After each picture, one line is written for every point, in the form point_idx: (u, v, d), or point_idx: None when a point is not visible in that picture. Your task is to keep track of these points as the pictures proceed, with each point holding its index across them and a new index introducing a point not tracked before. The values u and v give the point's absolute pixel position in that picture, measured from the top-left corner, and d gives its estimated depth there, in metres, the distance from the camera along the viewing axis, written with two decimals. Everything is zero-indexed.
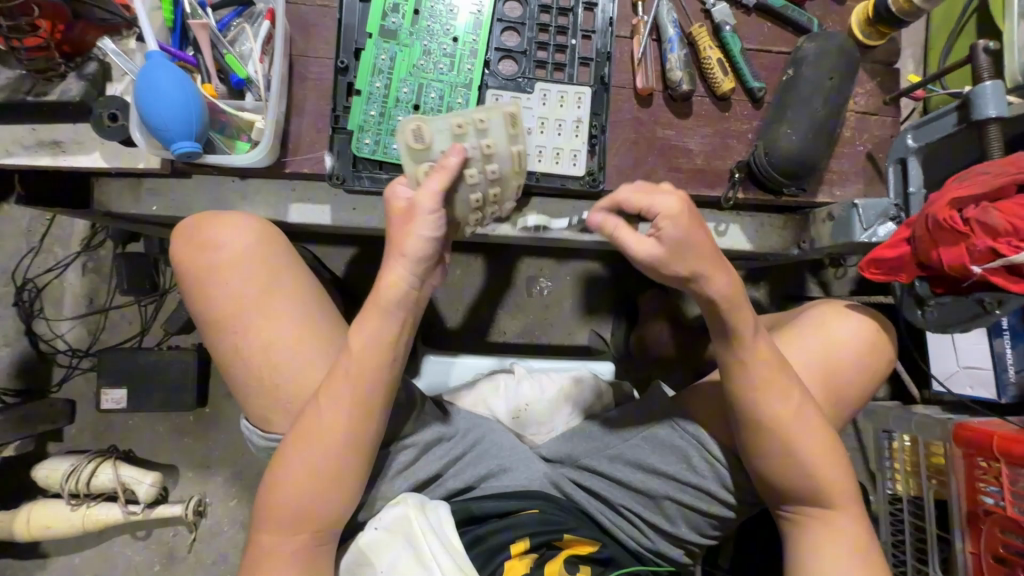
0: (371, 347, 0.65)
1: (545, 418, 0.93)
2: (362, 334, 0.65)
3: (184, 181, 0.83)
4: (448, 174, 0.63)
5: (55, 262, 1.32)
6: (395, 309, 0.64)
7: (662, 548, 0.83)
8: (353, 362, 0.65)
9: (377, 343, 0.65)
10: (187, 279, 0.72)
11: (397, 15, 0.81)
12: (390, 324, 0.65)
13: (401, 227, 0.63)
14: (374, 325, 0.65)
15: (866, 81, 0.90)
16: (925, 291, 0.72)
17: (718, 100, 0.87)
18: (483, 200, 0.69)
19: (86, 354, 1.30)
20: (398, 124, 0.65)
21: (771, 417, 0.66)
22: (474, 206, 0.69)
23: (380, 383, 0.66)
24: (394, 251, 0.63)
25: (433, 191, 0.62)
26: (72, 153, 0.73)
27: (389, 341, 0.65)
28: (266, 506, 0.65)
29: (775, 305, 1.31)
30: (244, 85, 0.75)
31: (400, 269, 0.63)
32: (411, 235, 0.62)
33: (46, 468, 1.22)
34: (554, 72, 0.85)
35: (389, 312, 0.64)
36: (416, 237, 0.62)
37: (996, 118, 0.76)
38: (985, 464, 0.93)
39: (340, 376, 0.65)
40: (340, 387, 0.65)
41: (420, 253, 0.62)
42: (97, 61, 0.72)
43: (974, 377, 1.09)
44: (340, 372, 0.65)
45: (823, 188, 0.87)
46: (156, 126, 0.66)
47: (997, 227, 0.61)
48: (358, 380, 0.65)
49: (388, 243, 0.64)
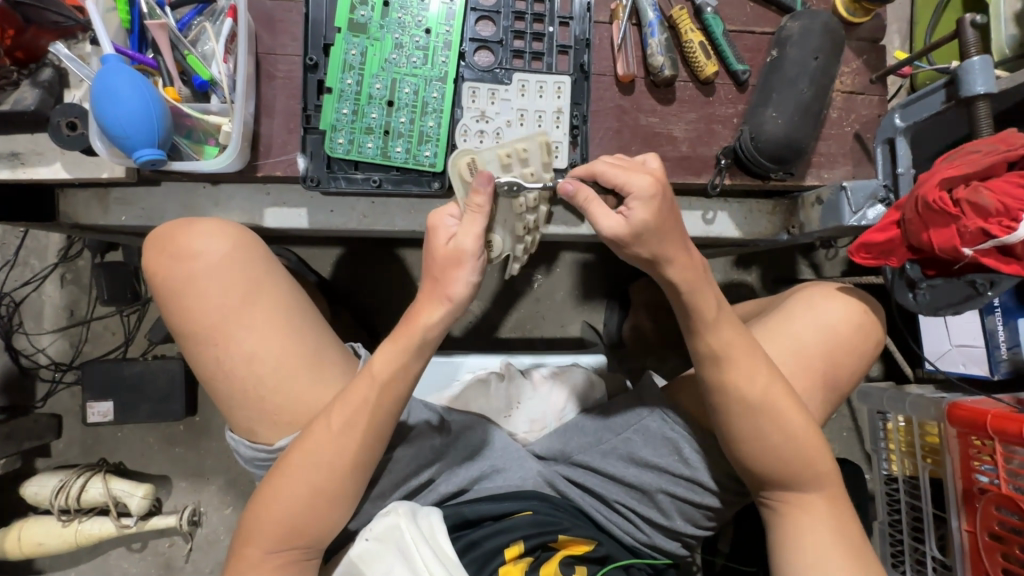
0: (394, 380, 0.63)
1: (537, 415, 0.92)
2: (385, 369, 0.63)
3: (155, 188, 0.80)
4: (483, 215, 0.61)
5: (32, 275, 1.28)
6: (422, 343, 0.63)
7: (658, 541, 0.82)
8: (372, 392, 0.63)
9: (399, 377, 0.63)
10: (161, 290, 0.69)
11: (367, 8, 0.78)
12: (416, 360, 0.64)
13: (443, 267, 0.62)
14: (399, 359, 0.63)
15: (852, 59, 0.88)
16: (917, 274, 0.70)
17: (701, 85, 0.85)
18: (527, 225, 0.72)
19: (69, 368, 1.27)
20: (451, 159, 0.67)
21: (764, 412, 0.65)
22: (519, 232, 0.72)
23: (395, 415, 0.64)
24: (435, 293, 0.63)
25: (477, 233, 0.61)
26: (31, 164, 0.70)
27: (412, 374, 0.64)
28: (253, 522, 0.63)
29: (769, 289, 1.30)
30: (208, 87, 0.72)
31: (436, 313, 0.62)
32: (455, 278, 0.62)
33: (34, 485, 1.19)
34: (532, 61, 0.82)
35: (415, 346, 0.63)
36: (461, 281, 0.62)
37: (984, 94, 0.74)
38: (979, 443, 0.93)
39: (353, 403, 0.63)
40: (355, 416, 0.63)
41: (461, 298, 0.62)
42: (53, 68, 0.69)
43: (966, 355, 1.08)
44: (357, 401, 0.63)
45: (811, 171, 0.86)
46: (115, 134, 0.64)
47: (987, 207, 0.60)
48: (377, 412, 0.63)
49: (426, 282, 0.63)
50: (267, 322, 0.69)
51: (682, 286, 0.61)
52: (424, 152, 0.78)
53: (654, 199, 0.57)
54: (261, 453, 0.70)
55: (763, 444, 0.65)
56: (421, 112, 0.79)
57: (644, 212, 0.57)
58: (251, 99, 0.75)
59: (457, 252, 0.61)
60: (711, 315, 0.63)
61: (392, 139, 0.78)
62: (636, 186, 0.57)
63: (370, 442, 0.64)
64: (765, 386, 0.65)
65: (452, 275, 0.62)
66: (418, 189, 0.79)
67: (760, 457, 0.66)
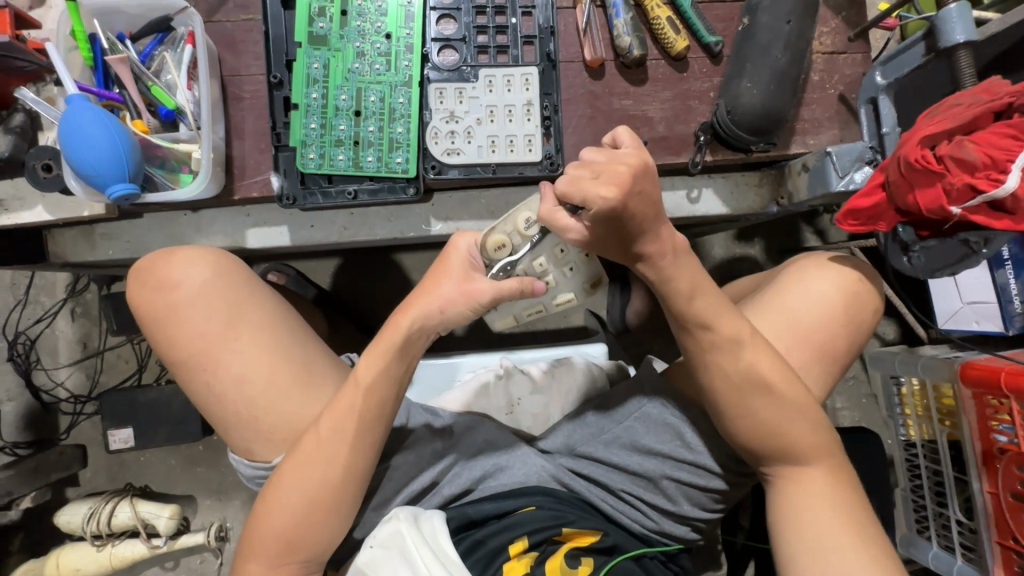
0: (379, 382, 0.65)
1: (538, 411, 0.93)
2: (371, 370, 0.65)
3: (137, 220, 0.82)
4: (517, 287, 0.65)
5: (44, 311, 1.32)
6: (405, 346, 0.65)
7: (667, 527, 0.81)
8: (358, 398, 0.65)
9: (383, 381, 0.65)
10: (149, 320, 0.70)
11: (325, 19, 0.77)
12: (400, 360, 0.66)
13: (435, 278, 0.66)
14: (382, 363, 0.65)
15: (830, 18, 0.85)
16: (909, 236, 0.66)
17: (674, 61, 0.83)
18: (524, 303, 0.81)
19: (88, 399, 1.30)
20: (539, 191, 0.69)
21: (755, 391, 0.64)
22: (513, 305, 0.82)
23: (382, 419, 0.66)
24: (418, 298, 0.66)
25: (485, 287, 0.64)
26: (14, 209, 0.71)
27: (399, 375, 0.66)
28: (253, 540, 0.65)
29: (773, 260, 1.27)
30: (174, 115, 0.72)
31: (422, 317, 0.65)
32: (439, 289, 0.65)
33: (67, 513, 1.22)
34: (498, 56, 0.81)
35: (396, 348, 0.65)
36: (442, 292, 0.65)
37: (965, 43, 0.72)
38: (996, 403, 0.90)
39: (342, 408, 0.65)
40: (343, 422, 0.65)
41: (454, 313, 0.65)
42: (24, 112, 0.71)
43: (979, 312, 1.05)
44: (343, 406, 0.65)
45: (796, 139, 0.83)
46: (86, 172, 0.64)
47: (973, 160, 0.57)
48: (364, 417, 0.65)
49: (416, 289, 0.67)
50: (254, 343, 0.70)
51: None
52: (396, 159, 0.78)
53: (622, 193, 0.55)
54: (260, 471, 0.72)
55: (753, 414, 0.65)
56: (389, 118, 0.78)
57: (608, 218, 0.56)
58: (220, 123, 0.75)
59: (476, 289, 0.64)
60: None
61: (363, 149, 0.78)
62: (655, 132, 0.57)
63: (359, 447, 0.65)
64: (762, 362, 0.64)
65: (442, 286, 0.65)
66: (393, 197, 0.79)
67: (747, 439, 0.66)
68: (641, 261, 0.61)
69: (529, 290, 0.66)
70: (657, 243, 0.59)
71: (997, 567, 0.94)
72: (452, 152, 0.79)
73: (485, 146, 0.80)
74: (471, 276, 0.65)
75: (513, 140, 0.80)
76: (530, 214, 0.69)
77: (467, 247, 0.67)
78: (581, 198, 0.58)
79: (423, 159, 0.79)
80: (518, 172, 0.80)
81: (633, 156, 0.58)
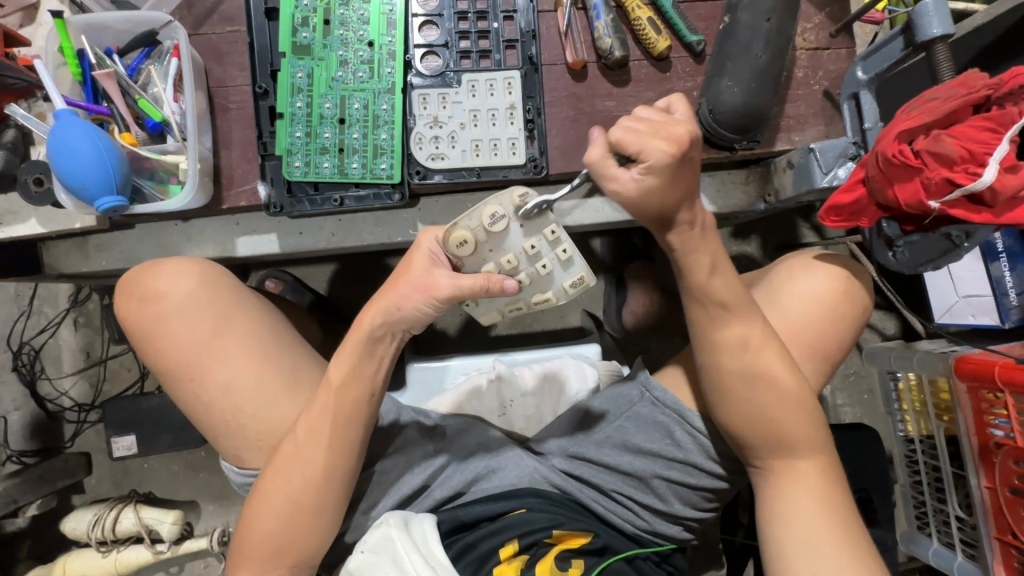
0: (349, 382, 0.66)
1: (531, 413, 0.94)
2: (339, 370, 0.66)
3: (130, 231, 0.83)
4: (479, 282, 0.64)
5: (47, 322, 1.34)
6: (371, 346, 0.66)
7: (658, 527, 0.80)
8: (331, 398, 0.66)
9: (354, 379, 0.66)
10: (136, 332, 0.72)
11: (308, 29, 0.78)
12: (366, 360, 0.67)
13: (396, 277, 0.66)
14: (353, 361, 0.66)
15: (813, 14, 0.84)
16: (894, 232, 0.67)
17: (656, 61, 0.83)
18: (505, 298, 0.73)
19: (91, 407, 1.32)
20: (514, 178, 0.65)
21: (738, 388, 0.64)
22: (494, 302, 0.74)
23: (356, 419, 0.67)
24: (379, 298, 0.66)
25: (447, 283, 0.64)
26: (9, 223, 0.73)
27: (366, 374, 0.67)
28: (244, 544, 0.66)
29: (769, 257, 1.26)
30: (162, 127, 0.74)
31: (383, 316, 0.65)
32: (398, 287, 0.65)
33: (72, 520, 1.24)
34: (480, 60, 0.81)
35: (365, 346, 0.66)
36: (402, 291, 0.64)
37: (942, 36, 0.70)
38: (991, 397, 0.89)
39: (317, 410, 0.66)
40: (318, 422, 0.66)
41: (410, 309, 0.65)
42: (15, 128, 0.72)
43: (975, 305, 1.03)
44: (318, 409, 0.66)
45: (781, 136, 0.83)
46: (75, 186, 0.66)
47: (950, 154, 0.57)
48: (337, 418, 0.66)
49: (378, 289, 0.67)
50: (238, 351, 0.71)
51: (677, 245, 0.62)
52: (380, 165, 0.79)
53: (670, 168, 0.54)
54: (250, 477, 0.73)
55: (737, 412, 0.65)
56: (373, 125, 0.79)
57: (654, 183, 0.55)
58: (207, 133, 0.77)
59: (434, 283, 0.64)
60: (706, 270, 0.63)
61: (348, 156, 0.79)
62: (652, 156, 0.53)
63: (338, 449, 0.66)
64: (746, 359, 0.64)
65: (405, 280, 0.65)
66: (379, 204, 0.80)
67: (735, 425, 0.66)
68: (670, 230, 0.61)
69: (494, 287, 0.64)
70: (691, 210, 0.60)
71: (998, 564, 0.93)
72: (436, 157, 0.80)
73: (468, 151, 0.80)
74: (434, 268, 0.65)
75: (496, 144, 0.80)
76: (496, 209, 0.65)
77: (431, 244, 0.67)
78: (608, 176, 0.56)
79: (407, 165, 0.80)
80: (502, 176, 0.81)
81: (622, 175, 0.56)
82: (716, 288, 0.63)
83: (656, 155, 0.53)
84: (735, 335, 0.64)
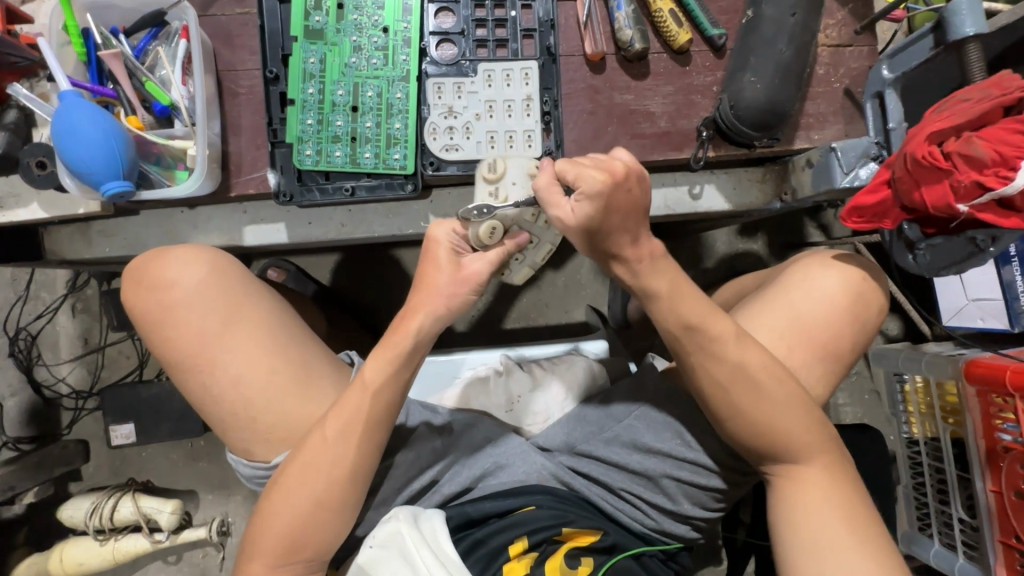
0: (386, 385, 0.65)
1: (538, 408, 0.89)
2: (376, 371, 0.65)
3: (133, 217, 0.82)
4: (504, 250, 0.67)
5: (44, 307, 1.31)
6: (411, 351, 0.66)
7: (667, 527, 0.79)
8: (364, 400, 0.65)
9: (392, 384, 0.66)
10: (144, 322, 0.70)
11: (321, 12, 0.76)
12: (403, 363, 0.66)
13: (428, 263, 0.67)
14: (393, 365, 0.65)
15: (835, 10, 0.83)
16: (915, 234, 0.66)
17: (676, 54, 0.81)
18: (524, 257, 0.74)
19: (89, 395, 1.30)
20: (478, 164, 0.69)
21: (756, 391, 0.63)
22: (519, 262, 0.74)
23: (388, 421, 0.66)
24: (422, 300, 0.66)
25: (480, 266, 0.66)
26: (10, 207, 0.71)
27: (398, 375, 0.66)
28: (257, 540, 0.65)
29: (777, 255, 1.25)
30: (169, 111, 0.72)
31: (430, 319, 0.66)
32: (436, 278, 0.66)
33: (70, 508, 1.23)
34: (497, 49, 0.79)
35: (406, 352, 0.66)
36: (440, 285, 0.66)
37: (973, 35, 0.71)
38: (1000, 401, 0.89)
39: (348, 409, 0.65)
40: (351, 423, 0.65)
41: (459, 305, 0.67)
42: (17, 109, 0.70)
43: (984, 308, 1.03)
44: (350, 409, 0.65)
45: (800, 134, 0.82)
46: (80, 170, 0.64)
47: (981, 157, 0.56)
48: (369, 419, 0.65)
49: (416, 280, 0.68)
50: (252, 343, 0.70)
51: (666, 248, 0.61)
52: (393, 155, 0.77)
53: (602, 194, 0.56)
54: (258, 470, 0.71)
55: (755, 407, 0.63)
56: (387, 114, 0.77)
57: (591, 209, 0.57)
58: (216, 118, 0.75)
59: (471, 271, 0.66)
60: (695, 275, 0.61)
61: (360, 145, 0.77)
62: (585, 182, 0.56)
63: (365, 447, 0.65)
64: (761, 359, 0.63)
65: (437, 277, 0.66)
66: (391, 194, 0.78)
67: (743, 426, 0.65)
68: (655, 233, 0.60)
69: (513, 249, 0.68)
70: None
71: (1000, 566, 0.93)
72: (450, 148, 0.78)
73: (483, 142, 0.79)
74: (463, 262, 0.67)
75: (512, 136, 0.79)
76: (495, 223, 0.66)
77: (447, 237, 0.67)
78: (552, 202, 0.60)
79: (421, 155, 0.78)
80: None
81: (565, 203, 0.59)
82: (710, 292, 0.62)
83: (590, 183, 0.56)
84: (759, 332, 0.63)
